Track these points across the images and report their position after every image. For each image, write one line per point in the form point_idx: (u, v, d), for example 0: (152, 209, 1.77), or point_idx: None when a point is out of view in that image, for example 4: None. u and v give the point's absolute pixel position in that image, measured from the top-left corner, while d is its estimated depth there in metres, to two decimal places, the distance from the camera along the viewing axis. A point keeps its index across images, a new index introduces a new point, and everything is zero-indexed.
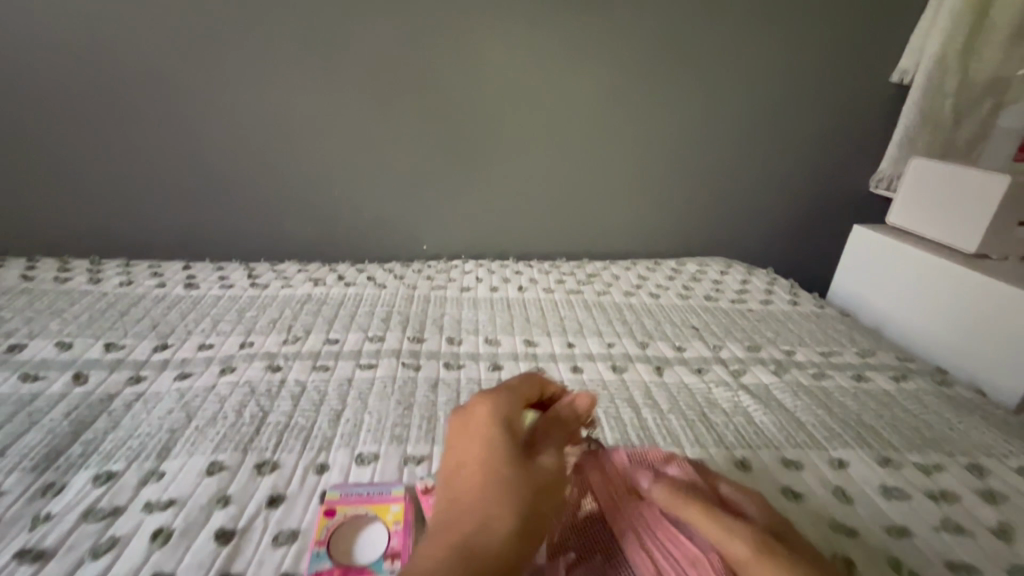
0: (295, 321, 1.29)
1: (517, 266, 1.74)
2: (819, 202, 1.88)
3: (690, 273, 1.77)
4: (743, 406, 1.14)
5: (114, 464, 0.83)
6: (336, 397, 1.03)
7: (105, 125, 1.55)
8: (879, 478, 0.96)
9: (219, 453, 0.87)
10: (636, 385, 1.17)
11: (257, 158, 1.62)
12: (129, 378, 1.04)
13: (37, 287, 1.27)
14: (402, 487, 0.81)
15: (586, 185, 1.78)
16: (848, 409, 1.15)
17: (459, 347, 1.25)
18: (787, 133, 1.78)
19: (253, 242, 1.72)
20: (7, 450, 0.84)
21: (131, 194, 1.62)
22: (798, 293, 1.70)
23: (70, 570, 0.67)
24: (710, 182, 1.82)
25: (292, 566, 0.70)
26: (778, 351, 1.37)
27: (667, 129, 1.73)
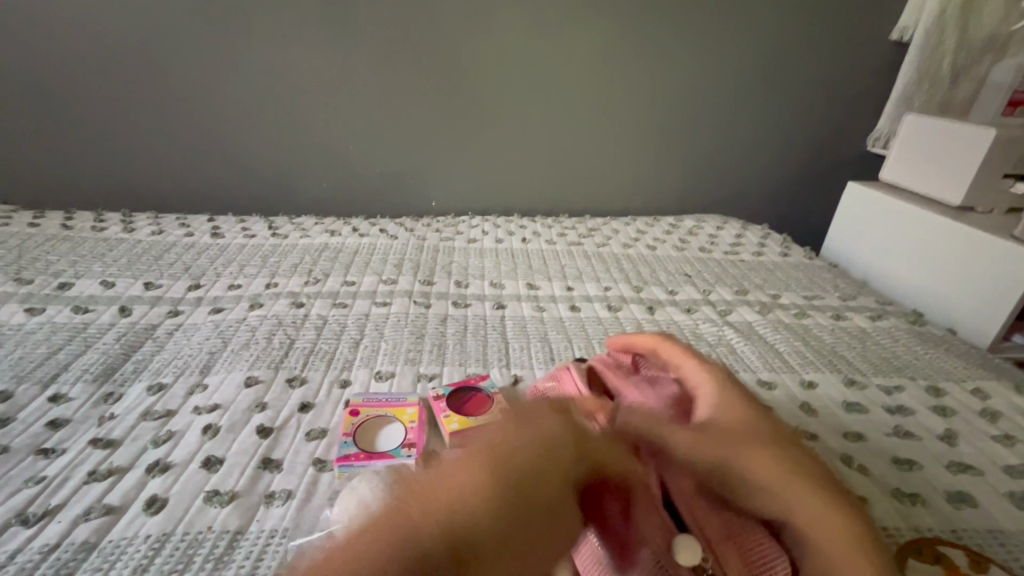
0: (315, 266, 1.28)
1: (523, 220, 1.64)
2: (836, 152, 1.83)
3: (687, 228, 1.62)
4: (726, 338, 1.06)
5: (165, 378, 0.89)
6: (356, 328, 1.04)
7: (99, 60, 1.46)
8: (843, 395, 0.89)
9: (254, 370, 0.91)
10: (628, 320, 1.11)
11: (263, 99, 1.55)
12: (168, 311, 1.09)
13: (75, 233, 1.36)
14: (416, 395, 0.83)
15: (603, 132, 1.70)
16: (824, 341, 1.05)
17: (466, 289, 1.21)
18: (808, 77, 1.71)
19: (267, 194, 1.67)
20: (69, 366, 0.91)
21: (140, 140, 1.56)
22: (791, 246, 1.54)
23: (134, 456, 0.72)
24: (736, 127, 1.75)
25: (272, 454, 0.73)
26: (763, 295, 1.23)
27: (683, 71, 1.65)
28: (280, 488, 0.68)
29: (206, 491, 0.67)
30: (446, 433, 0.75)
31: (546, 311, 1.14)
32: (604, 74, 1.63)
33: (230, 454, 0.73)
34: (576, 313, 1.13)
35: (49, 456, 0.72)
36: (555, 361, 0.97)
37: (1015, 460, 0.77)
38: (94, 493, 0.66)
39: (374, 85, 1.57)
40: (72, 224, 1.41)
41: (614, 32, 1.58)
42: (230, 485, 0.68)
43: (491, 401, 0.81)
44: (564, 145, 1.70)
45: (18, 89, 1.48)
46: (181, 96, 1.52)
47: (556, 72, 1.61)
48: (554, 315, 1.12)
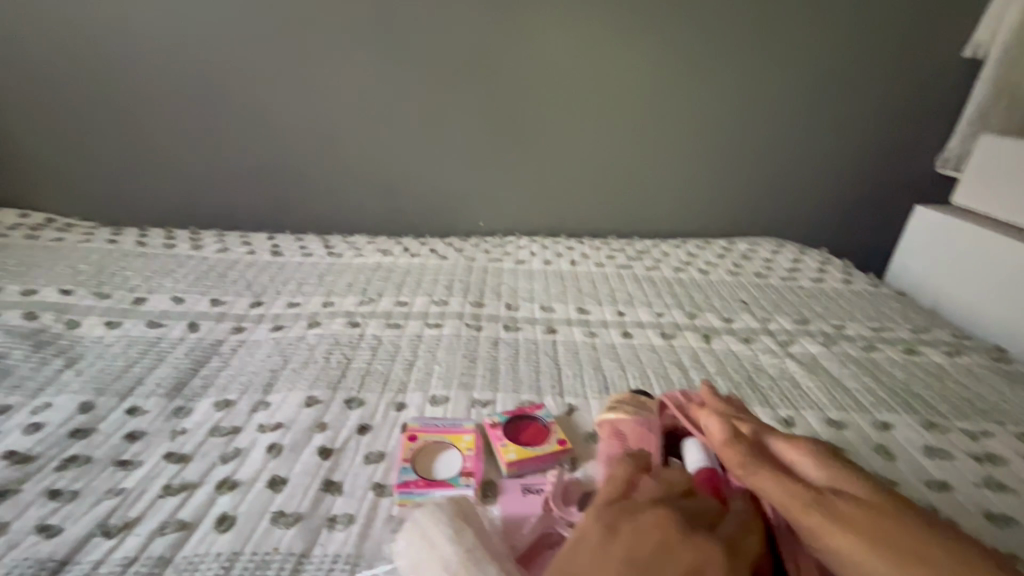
0: (369, 286, 1.31)
1: (570, 242, 1.63)
2: (901, 174, 1.74)
3: (740, 252, 1.58)
4: (789, 371, 1.01)
5: (230, 394, 0.92)
6: (409, 350, 1.06)
7: (177, 88, 1.57)
8: (923, 439, 0.84)
9: (314, 389, 0.93)
10: (684, 349, 1.08)
11: (323, 123, 1.62)
12: (233, 328, 1.13)
13: (148, 249, 1.45)
14: (472, 422, 0.83)
15: (654, 154, 1.68)
16: (896, 378, 0.99)
17: (517, 312, 1.22)
18: (869, 97, 1.65)
19: (322, 214, 1.72)
20: (144, 379, 0.96)
21: (210, 162, 1.65)
22: (853, 272, 1.47)
23: (205, 472, 0.75)
24: (792, 148, 1.70)
25: (333, 476, 0.75)
26: (826, 325, 1.18)
27: (736, 92, 1.63)
28: (342, 512, 0.69)
29: (272, 511, 0.68)
30: (503, 462, 0.75)
31: (598, 337, 1.12)
32: (656, 95, 1.62)
33: (294, 475, 0.75)
34: (629, 339, 1.11)
35: (127, 468, 0.76)
36: (611, 391, 0.95)
37: None
38: (168, 508, 0.69)
39: (428, 109, 1.61)
40: (145, 241, 1.50)
41: (664, 55, 1.58)
42: (295, 506, 0.69)
43: (547, 432, 0.81)
44: (613, 166, 1.69)
45: (103, 115, 1.59)
46: (248, 120, 1.61)
47: (606, 95, 1.61)
48: (606, 342, 1.10)
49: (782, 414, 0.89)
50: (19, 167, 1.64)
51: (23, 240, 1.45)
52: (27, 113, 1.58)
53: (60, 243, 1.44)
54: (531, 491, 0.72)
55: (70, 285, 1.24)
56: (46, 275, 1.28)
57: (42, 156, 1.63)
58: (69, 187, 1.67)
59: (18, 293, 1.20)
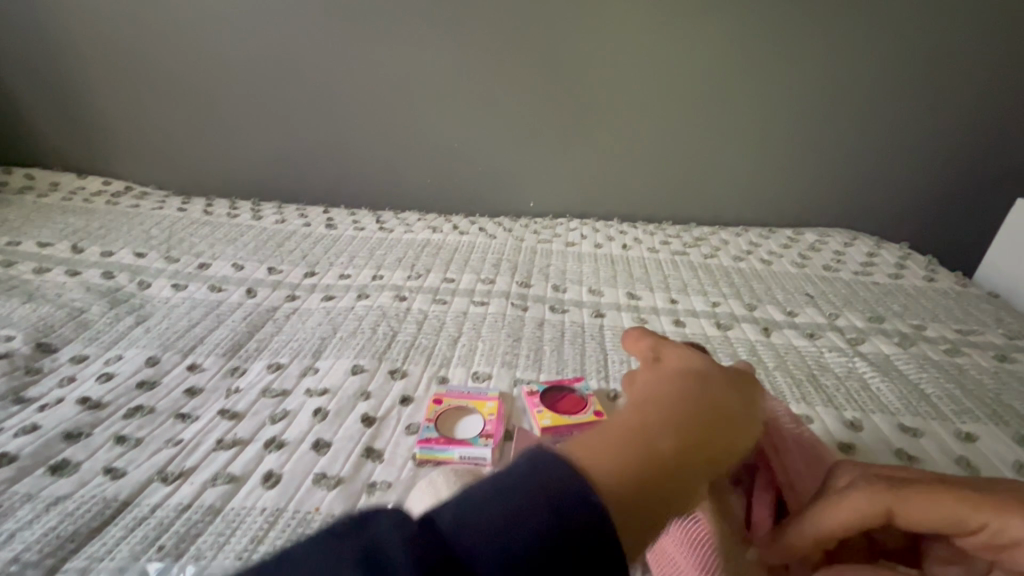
0: (417, 261, 1.32)
1: (622, 225, 1.57)
2: (1002, 163, 1.56)
3: (808, 242, 1.47)
4: (858, 371, 0.93)
5: (282, 358, 0.96)
6: (454, 326, 1.06)
7: (246, 64, 1.63)
8: (1015, 456, 0.75)
9: (360, 358, 0.95)
10: (740, 341, 1.02)
11: (380, 100, 1.63)
12: (287, 296, 1.17)
13: (214, 218, 1.52)
14: (496, 390, 0.84)
15: (718, 136, 1.59)
16: (984, 386, 0.89)
17: (564, 295, 1.19)
18: (968, 77, 1.49)
19: (373, 189, 1.74)
20: (205, 339, 1.01)
21: (273, 137, 1.71)
22: (937, 269, 1.34)
23: (255, 430, 0.78)
24: (872, 132, 1.56)
25: (374, 443, 0.75)
26: (903, 324, 1.08)
27: (814, 71, 1.51)
28: (381, 478, 0.69)
29: (315, 473, 0.70)
30: (538, 427, 0.77)
31: (648, 324, 1.07)
32: (724, 74, 1.52)
33: (337, 439, 0.76)
34: (681, 328, 1.06)
35: (186, 421, 0.80)
36: None
37: None
38: (220, 460, 0.72)
39: (481, 86, 1.59)
40: (212, 210, 1.57)
41: (735, 30, 1.48)
42: (337, 470, 0.71)
43: (584, 403, 0.81)
44: (673, 149, 1.61)
45: (177, 89, 1.68)
46: (310, 96, 1.65)
47: (669, 73, 1.54)
48: (656, 328, 1.06)
49: (848, 416, 0.82)
50: (101, 138, 1.75)
51: (104, 205, 1.55)
52: (113, 87, 1.69)
53: (136, 209, 1.54)
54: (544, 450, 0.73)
55: (144, 249, 1.32)
56: (124, 238, 1.36)
57: (123, 127, 1.74)
58: (146, 159, 1.78)
59: (99, 253, 1.28)
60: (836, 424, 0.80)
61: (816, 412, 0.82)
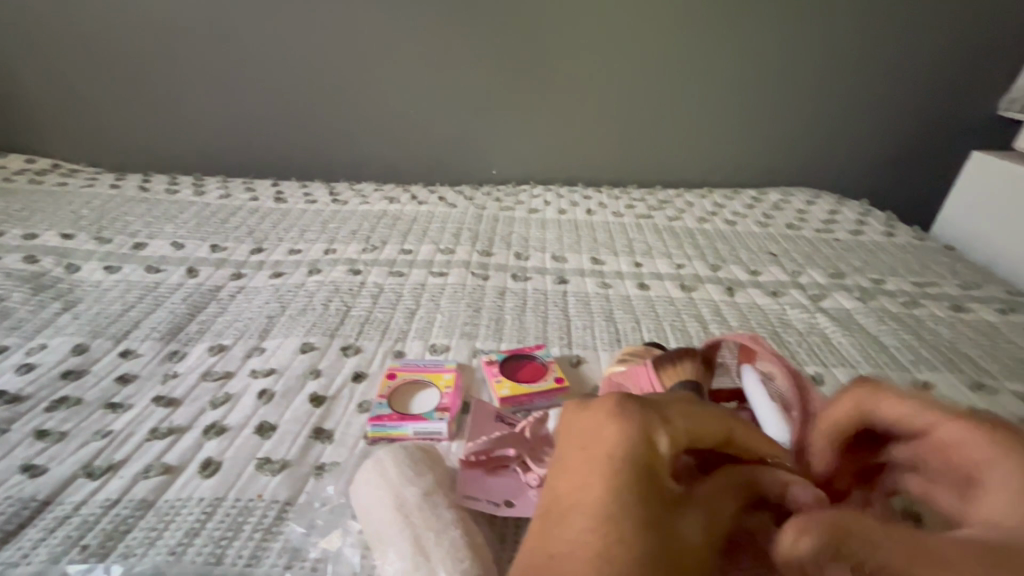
0: (373, 233, 1.25)
1: (587, 191, 1.53)
2: (958, 116, 1.57)
3: (772, 202, 1.46)
4: (820, 327, 0.93)
5: (225, 340, 0.89)
6: (411, 299, 1.01)
7: (177, 27, 1.50)
8: (970, 402, 0.76)
9: (311, 336, 0.90)
10: (705, 301, 1.00)
11: (327, 65, 1.53)
12: (232, 274, 1.10)
13: (151, 195, 1.41)
14: (454, 362, 0.80)
15: (682, 96, 1.55)
16: (941, 336, 0.90)
17: (527, 262, 1.15)
18: (926, 31, 1.48)
19: (326, 160, 1.65)
20: (140, 323, 0.93)
21: (213, 107, 1.59)
22: (897, 224, 1.35)
23: (194, 416, 0.72)
24: (834, 87, 1.54)
25: (324, 424, 0.71)
26: (864, 279, 1.08)
27: (778, 26, 1.47)
28: (330, 460, 0.65)
29: (258, 458, 0.65)
30: (496, 397, 0.74)
31: (613, 289, 1.05)
32: (686, 31, 1.48)
33: (283, 422, 0.71)
34: (646, 292, 1.04)
35: (117, 411, 0.74)
36: (622, 343, 0.88)
37: None
38: (154, 451, 0.67)
39: (433, 45, 1.50)
40: (149, 187, 1.46)
41: None
42: (282, 453, 0.66)
43: (545, 370, 0.78)
44: (638, 110, 1.56)
45: (101, 56, 1.54)
46: (249, 60, 1.53)
47: (631, 31, 1.48)
48: (620, 293, 1.03)
49: (810, 371, 0.81)
50: (19, 111, 1.60)
51: (27, 185, 1.42)
52: (29, 54, 1.54)
53: (64, 188, 1.42)
54: (504, 422, 0.70)
55: (72, 230, 1.22)
56: (49, 219, 1.25)
57: (43, 99, 1.59)
58: (74, 133, 1.63)
59: (21, 237, 1.18)
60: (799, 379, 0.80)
61: None
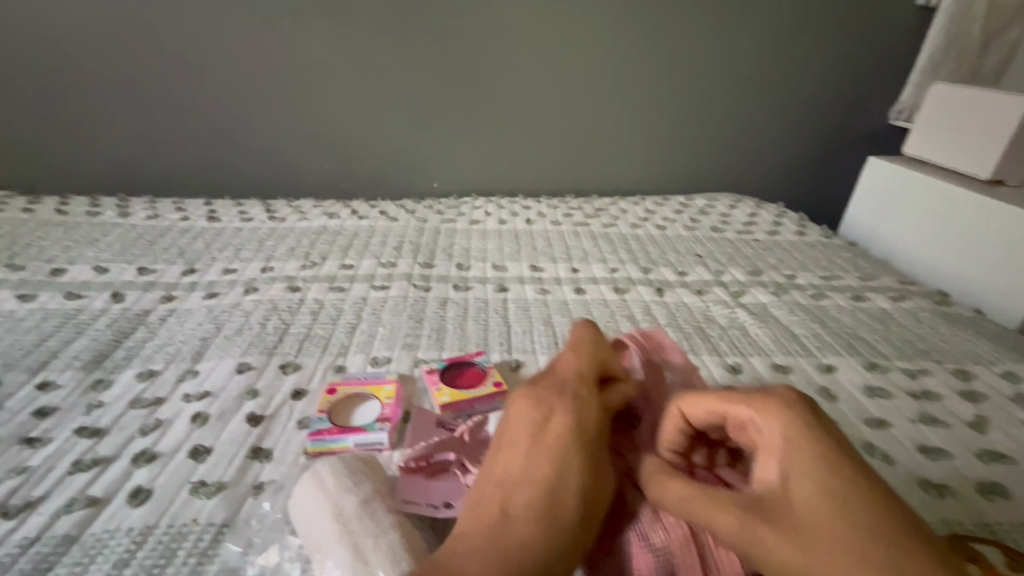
0: (313, 249, 1.24)
1: (526, 201, 1.58)
2: (856, 126, 1.74)
3: (698, 207, 1.56)
4: (739, 320, 1.01)
5: (155, 364, 0.86)
6: (352, 313, 1.01)
7: (94, 42, 1.44)
8: (866, 380, 0.85)
9: (248, 356, 0.88)
10: (636, 302, 1.06)
11: (260, 81, 1.51)
12: (162, 297, 1.06)
13: (70, 218, 1.34)
14: (395, 373, 0.81)
15: (613, 110, 1.63)
16: (843, 323, 1.00)
17: (468, 272, 1.17)
18: (825, 49, 1.63)
19: (261, 177, 1.62)
20: (60, 353, 0.89)
21: (138, 124, 1.53)
22: (807, 224, 1.47)
23: (121, 445, 0.70)
24: (748, 100, 1.67)
25: (262, 443, 0.70)
26: (778, 275, 1.18)
27: (695, 45, 1.58)
28: (269, 478, 0.65)
29: (193, 482, 0.64)
30: (437, 405, 0.76)
31: (551, 294, 1.09)
32: (613, 50, 1.56)
33: (219, 444, 0.70)
34: (582, 295, 1.09)
35: (35, 446, 0.70)
36: (560, 345, 0.93)
37: None
38: (77, 484, 0.64)
39: (369, 62, 1.51)
40: (67, 209, 1.38)
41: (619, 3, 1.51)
42: (218, 475, 0.65)
43: (484, 375, 0.81)
44: (572, 124, 1.63)
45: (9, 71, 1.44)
46: (175, 77, 1.49)
47: (560, 49, 1.54)
48: (558, 298, 1.08)
49: (730, 361, 0.88)
50: None
51: None
52: None
53: None
54: (444, 427, 0.72)
55: None
56: None
57: None
58: None
59: None
60: (721, 369, 0.86)
61: (702, 361, 0.88)
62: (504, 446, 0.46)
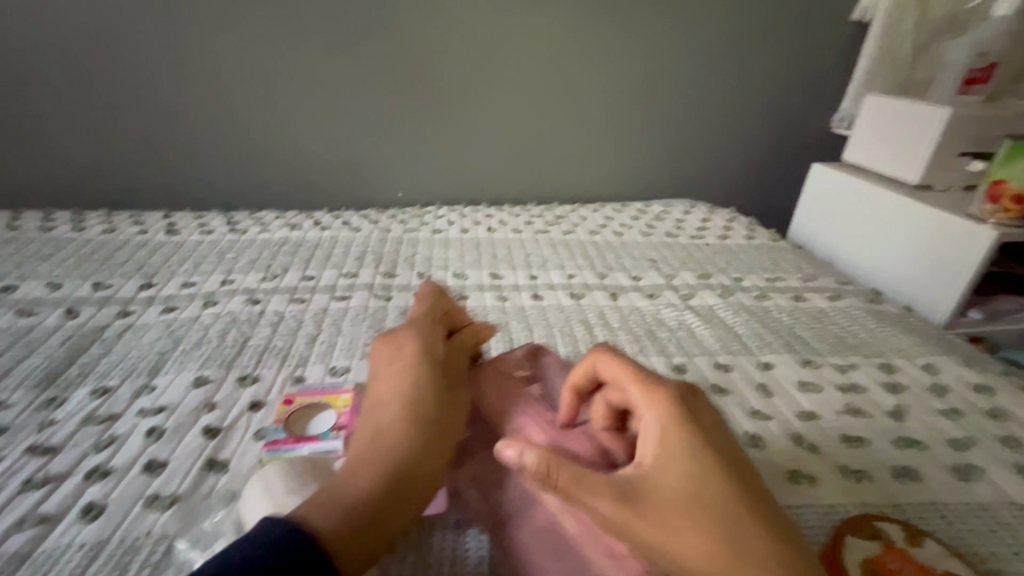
0: (274, 261, 1.25)
1: (489, 209, 1.61)
2: (802, 134, 1.83)
3: (654, 213, 1.62)
4: (687, 322, 1.06)
5: (110, 380, 0.86)
6: (312, 324, 1.03)
7: (44, 55, 1.42)
8: (800, 376, 0.90)
9: (206, 369, 0.89)
10: (591, 307, 1.10)
11: (219, 94, 1.50)
12: (118, 312, 1.05)
13: (22, 233, 1.31)
14: (352, 382, 0.83)
15: (572, 121, 1.68)
16: (782, 322, 1.06)
17: (429, 281, 1.20)
18: (770, 62, 1.72)
19: (222, 189, 1.61)
20: (10, 371, 0.88)
21: (93, 136, 1.51)
22: (756, 228, 1.55)
23: (73, 462, 0.70)
24: (700, 111, 1.74)
25: (218, 455, 0.72)
26: (726, 278, 1.24)
27: (647, 58, 1.64)
28: (224, 488, 0.66)
29: (147, 496, 0.65)
30: None
31: (509, 301, 1.13)
32: (570, 62, 1.61)
33: (174, 457, 0.71)
34: (539, 301, 1.12)
35: None
36: None
37: (961, 433, 0.78)
38: (28, 503, 0.64)
39: (330, 75, 1.52)
40: (19, 224, 1.36)
41: (574, 18, 1.56)
42: (173, 488, 0.66)
43: None
44: (532, 133, 1.68)
45: None
46: (131, 90, 1.47)
47: (519, 62, 1.59)
48: (516, 304, 1.11)
49: (676, 361, 0.93)
50: None
51: None
52: None
53: None
54: None
55: None
56: None
57: None
58: None
59: None
60: (666, 369, 0.91)
61: (649, 362, 0.93)
62: (373, 402, 0.53)
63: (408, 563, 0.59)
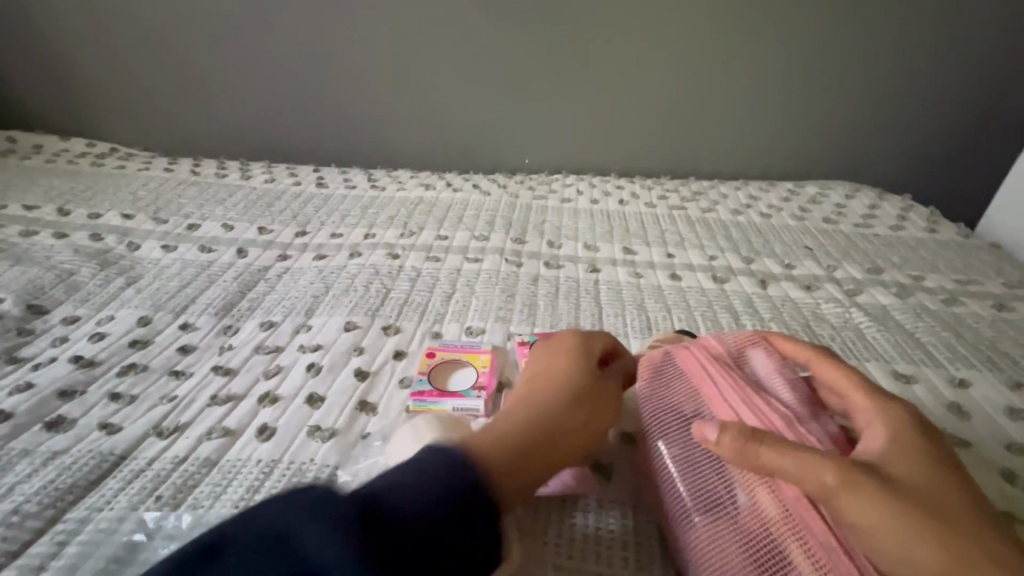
0: (411, 219, 1.30)
1: (620, 180, 1.53)
2: (1011, 111, 1.52)
3: (809, 195, 1.44)
4: (854, 321, 0.93)
5: (274, 316, 0.95)
6: (447, 283, 1.05)
7: (226, 18, 1.56)
8: (1008, 401, 0.75)
9: (353, 315, 0.94)
10: (737, 293, 1.01)
11: (368, 55, 1.57)
12: (278, 255, 1.15)
13: (202, 178, 1.49)
14: (490, 344, 0.83)
15: (720, 88, 1.53)
16: (980, 334, 0.89)
17: (560, 250, 1.17)
18: (979, 21, 1.43)
19: (363, 148, 1.69)
20: (196, 299, 1.00)
21: (259, 94, 1.66)
22: (939, 220, 1.31)
23: (248, 385, 0.78)
24: (878, 79, 1.50)
25: (368, 397, 0.76)
26: (903, 275, 1.07)
27: (818, 17, 1.44)
28: (375, 429, 0.70)
29: (310, 426, 0.70)
30: None
31: (644, 279, 1.06)
32: (726, 23, 1.46)
33: (331, 393, 0.76)
34: (677, 282, 1.05)
35: (180, 378, 0.80)
36: (653, 331, 0.90)
37: None
38: (215, 415, 0.73)
39: (471, 37, 1.52)
40: (200, 170, 1.54)
41: None
42: (331, 422, 0.71)
43: None
44: (673, 101, 1.56)
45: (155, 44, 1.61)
46: (294, 51, 1.58)
47: (668, 22, 1.47)
48: (652, 283, 1.05)
49: None
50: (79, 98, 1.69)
51: (89, 167, 1.51)
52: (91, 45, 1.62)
53: (123, 170, 1.51)
54: None
55: (132, 210, 1.30)
56: (111, 200, 1.34)
57: (100, 86, 1.67)
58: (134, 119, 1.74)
59: (86, 216, 1.26)
60: None
61: None
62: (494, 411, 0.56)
63: (551, 535, 0.58)
